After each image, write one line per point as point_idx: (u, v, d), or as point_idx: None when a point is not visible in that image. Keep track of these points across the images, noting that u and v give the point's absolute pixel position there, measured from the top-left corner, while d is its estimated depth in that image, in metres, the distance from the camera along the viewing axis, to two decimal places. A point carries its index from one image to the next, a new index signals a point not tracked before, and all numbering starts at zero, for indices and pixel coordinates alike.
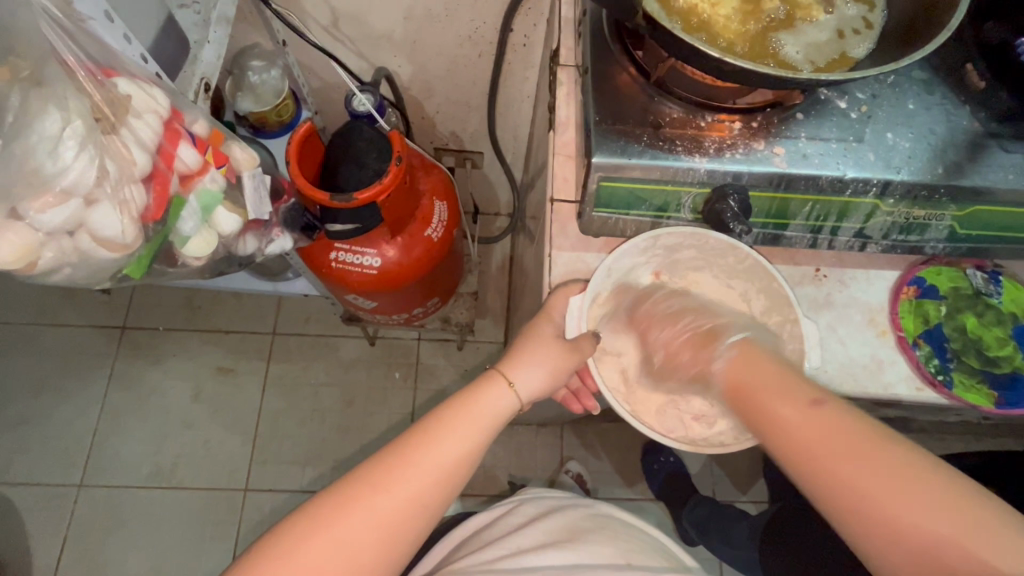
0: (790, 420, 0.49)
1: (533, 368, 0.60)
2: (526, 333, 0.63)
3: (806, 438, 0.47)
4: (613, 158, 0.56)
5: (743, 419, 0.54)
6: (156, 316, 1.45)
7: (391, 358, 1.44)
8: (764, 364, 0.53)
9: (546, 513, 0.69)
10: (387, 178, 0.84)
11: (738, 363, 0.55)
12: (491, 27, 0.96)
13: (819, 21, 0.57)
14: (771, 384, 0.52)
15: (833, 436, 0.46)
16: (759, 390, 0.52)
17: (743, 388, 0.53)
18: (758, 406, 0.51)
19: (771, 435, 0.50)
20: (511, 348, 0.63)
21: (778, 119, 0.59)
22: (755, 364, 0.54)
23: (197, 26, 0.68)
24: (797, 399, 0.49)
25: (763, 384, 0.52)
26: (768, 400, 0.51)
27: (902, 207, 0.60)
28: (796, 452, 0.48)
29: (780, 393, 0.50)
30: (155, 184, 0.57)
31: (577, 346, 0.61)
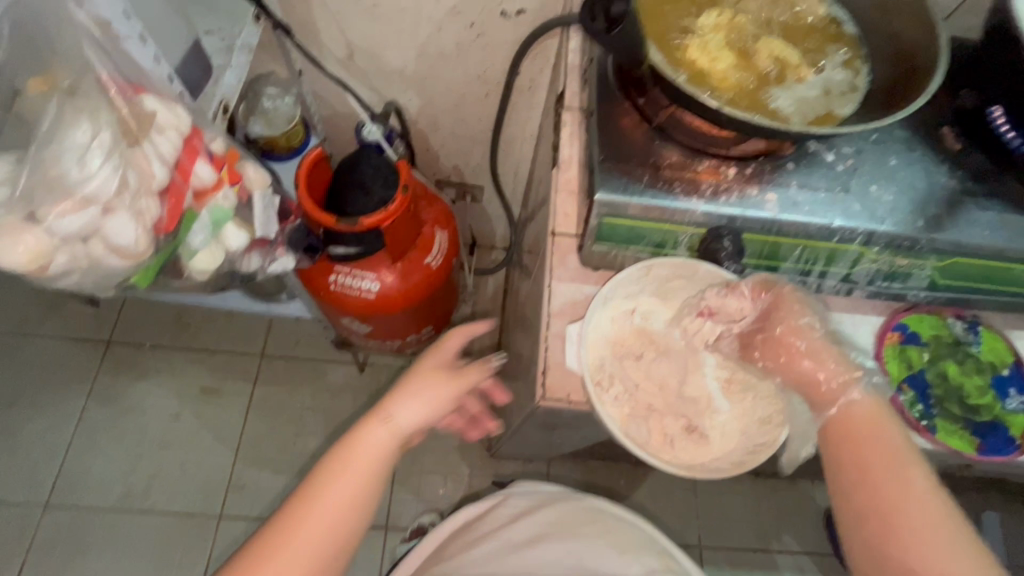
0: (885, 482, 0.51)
1: (411, 403, 0.65)
2: (417, 370, 0.69)
3: (899, 503, 0.50)
4: (614, 196, 0.59)
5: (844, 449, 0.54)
6: (141, 331, 1.44)
7: (379, 385, 1.43)
8: (886, 432, 0.53)
9: (535, 507, 0.75)
10: (392, 207, 0.87)
11: (862, 420, 0.54)
12: (499, 70, 1.02)
13: (808, 80, 0.62)
14: (883, 440, 0.53)
15: (925, 509, 0.50)
16: (873, 442, 0.53)
17: (854, 437, 0.54)
18: (849, 451, 0.54)
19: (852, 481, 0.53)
20: (400, 381, 0.69)
21: (770, 167, 0.62)
22: (878, 421, 0.54)
23: (221, 53, 0.74)
24: (899, 460, 0.52)
25: (871, 438, 0.53)
26: (864, 444, 0.53)
27: (886, 255, 0.63)
28: (870, 504, 0.51)
29: (884, 450, 0.52)
30: (170, 197, 0.58)
31: (463, 373, 0.69)
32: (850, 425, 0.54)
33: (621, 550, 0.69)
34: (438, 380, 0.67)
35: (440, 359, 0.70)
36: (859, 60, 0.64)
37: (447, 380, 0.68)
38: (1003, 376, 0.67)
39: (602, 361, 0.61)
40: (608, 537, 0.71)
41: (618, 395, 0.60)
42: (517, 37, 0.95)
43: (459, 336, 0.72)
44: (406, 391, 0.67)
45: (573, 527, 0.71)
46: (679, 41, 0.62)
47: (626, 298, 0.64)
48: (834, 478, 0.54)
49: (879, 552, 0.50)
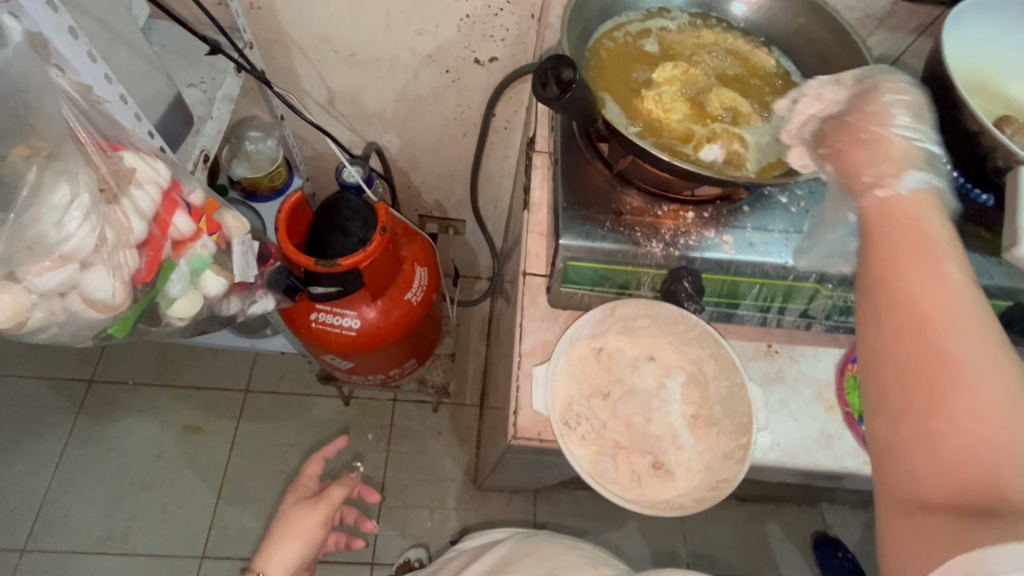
0: (914, 286, 0.43)
1: (276, 551, 0.73)
2: (286, 513, 0.78)
3: (924, 313, 0.42)
4: (578, 240, 0.62)
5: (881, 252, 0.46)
6: (125, 368, 1.43)
7: (364, 419, 1.44)
8: (935, 227, 0.45)
9: (477, 555, 0.82)
10: (371, 247, 0.89)
11: (911, 208, 0.47)
12: (475, 112, 1.06)
13: (759, 128, 0.65)
14: (929, 247, 0.44)
15: (974, 345, 0.40)
16: (907, 235, 0.45)
17: (887, 223, 0.47)
18: (886, 258, 0.45)
19: (880, 297, 0.44)
20: (275, 526, 0.77)
21: (727, 211, 0.66)
22: (921, 211, 0.47)
23: (201, 104, 0.78)
24: (948, 275, 0.42)
25: (914, 245, 0.44)
26: (907, 262, 0.44)
27: (840, 292, 0.66)
28: (898, 335, 0.42)
29: (923, 272, 0.43)
30: (149, 250, 0.60)
31: (325, 496, 0.79)
32: (898, 210, 0.47)
33: (554, 574, 0.74)
34: (304, 508, 0.77)
35: (303, 491, 0.82)
36: None
37: (307, 506, 0.78)
38: None
39: (569, 400, 0.63)
40: (544, 562, 0.76)
41: (586, 434, 0.61)
42: (491, 82, 0.99)
43: (319, 462, 0.85)
44: (279, 535, 0.75)
45: (509, 563, 0.77)
46: (636, 94, 0.66)
47: (593, 337, 0.66)
48: (864, 288, 0.46)
49: (899, 374, 0.42)
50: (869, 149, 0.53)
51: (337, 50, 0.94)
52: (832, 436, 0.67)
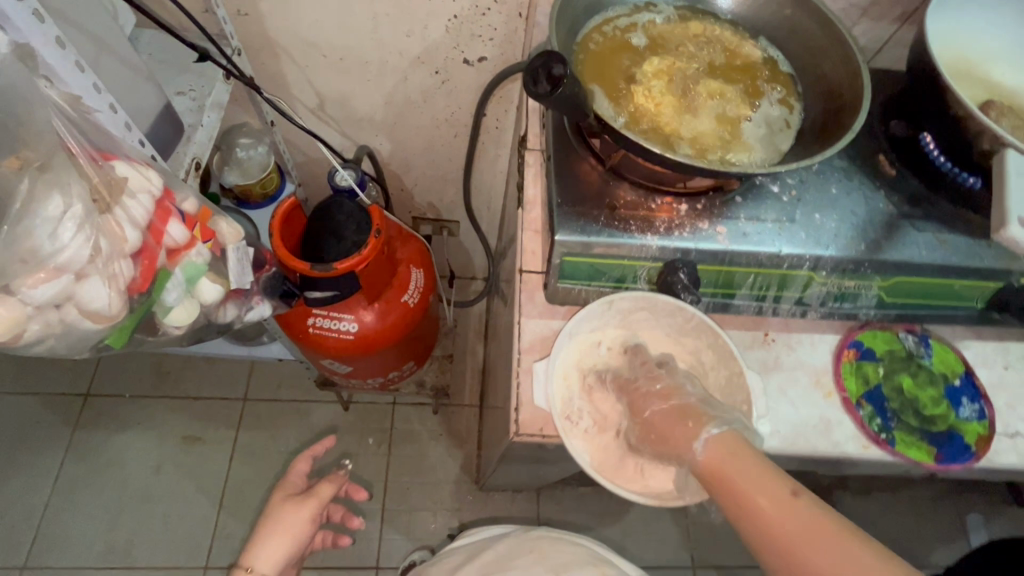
0: (761, 504, 0.47)
1: (262, 548, 0.72)
2: (274, 511, 0.76)
3: (786, 531, 0.46)
4: (573, 236, 0.62)
5: (721, 494, 0.51)
6: (121, 382, 1.42)
7: (364, 423, 1.44)
8: (748, 456, 0.51)
9: (479, 550, 0.82)
10: (366, 250, 0.89)
11: (717, 450, 0.52)
12: (466, 112, 1.06)
13: (749, 117, 0.66)
14: (747, 470, 0.50)
15: (833, 548, 0.44)
16: (738, 484, 0.50)
17: (720, 474, 0.51)
18: (726, 493, 0.50)
19: (748, 532, 0.48)
20: (261, 524, 0.76)
21: (720, 202, 0.66)
22: (733, 451, 0.52)
23: (191, 112, 0.77)
24: (775, 490, 0.48)
25: (741, 471, 0.50)
26: (739, 486, 0.49)
27: (834, 278, 0.67)
28: (781, 563, 0.46)
29: (764, 490, 0.48)
30: (143, 258, 0.59)
31: (314, 493, 0.78)
32: (712, 463, 0.52)
33: (558, 572, 0.75)
34: (291, 505, 0.76)
35: (290, 489, 0.81)
36: (795, 97, 0.68)
37: (295, 504, 0.77)
38: (956, 385, 0.71)
39: (569, 395, 0.63)
40: (545, 562, 0.77)
41: (589, 427, 0.62)
42: (480, 83, 0.99)
43: (308, 460, 0.85)
44: (265, 534, 0.74)
45: (508, 561, 0.77)
46: (625, 88, 0.66)
47: (592, 331, 0.66)
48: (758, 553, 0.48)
49: None
50: (663, 403, 0.59)
51: (325, 54, 0.94)
52: (830, 422, 0.68)
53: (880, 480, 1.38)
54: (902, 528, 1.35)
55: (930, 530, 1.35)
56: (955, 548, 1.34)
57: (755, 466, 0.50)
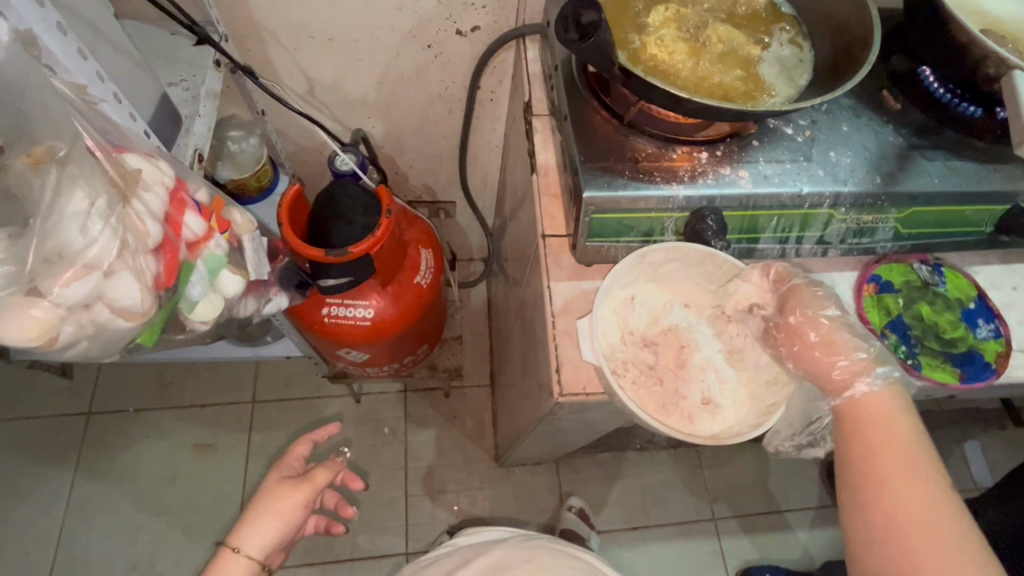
0: (896, 471, 0.51)
1: (255, 528, 0.70)
2: (268, 489, 0.74)
3: (909, 504, 0.49)
4: (601, 192, 0.62)
5: (851, 440, 0.54)
6: (123, 396, 1.39)
7: (378, 413, 1.44)
8: (898, 423, 0.53)
9: (476, 553, 0.84)
10: (379, 231, 0.87)
11: (876, 407, 0.55)
12: (459, 87, 1.05)
13: (760, 58, 0.66)
14: (893, 433, 0.53)
15: (935, 517, 0.49)
16: (880, 439, 0.53)
17: (865, 429, 0.54)
18: (860, 441, 0.54)
19: (861, 477, 0.52)
20: (253, 502, 0.73)
21: (737, 147, 0.67)
22: (887, 413, 0.54)
23: (186, 102, 0.75)
24: (909, 457, 0.51)
25: (886, 431, 0.53)
26: (876, 442, 0.53)
27: (853, 214, 0.68)
28: (880, 510, 0.50)
29: (907, 464, 0.51)
30: (165, 252, 0.57)
31: (309, 477, 0.75)
32: (863, 412, 0.55)
33: None
34: (284, 487, 0.73)
35: (287, 470, 0.77)
36: (801, 37, 0.69)
37: (289, 486, 0.74)
38: (971, 308, 0.73)
39: (613, 350, 0.63)
40: None
41: (635, 379, 0.62)
42: (474, 54, 0.98)
43: (307, 443, 0.82)
44: (257, 513, 0.71)
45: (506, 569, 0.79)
46: (637, 39, 0.66)
47: (624, 286, 0.66)
48: (852, 491, 0.53)
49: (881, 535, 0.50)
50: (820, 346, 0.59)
51: (313, 35, 0.91)
52: None
53: None
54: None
55: (935, 460, 1.41)
56: (961, 474, 1.40)
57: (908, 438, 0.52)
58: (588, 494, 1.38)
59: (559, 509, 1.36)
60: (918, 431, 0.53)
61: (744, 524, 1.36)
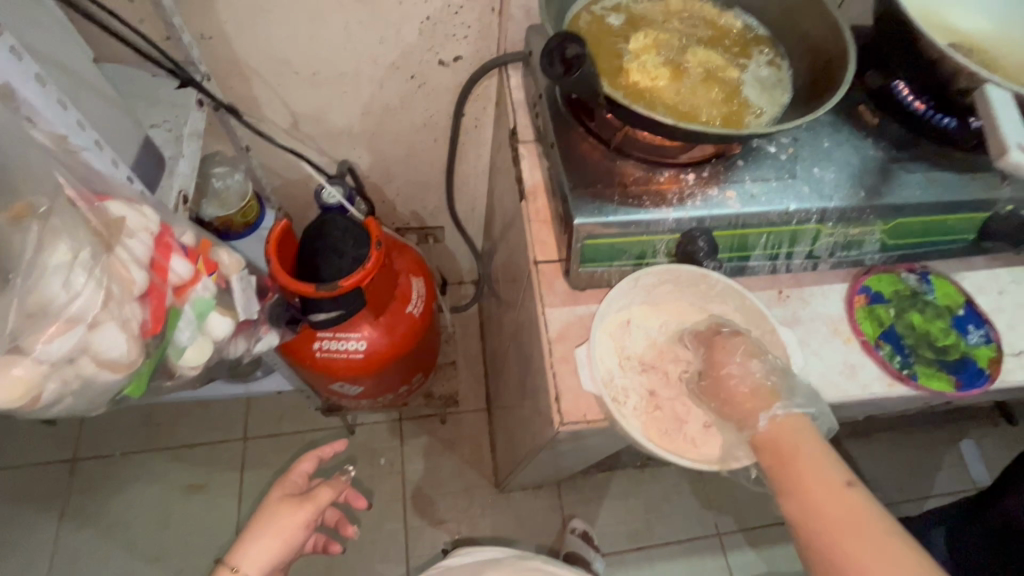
0: (819, 490, 0.49)
1: (253, 548, 0.67)
2: (269, 507, 0.71)
3: (840, 524, 0.47)
4: (592, 218, 0.62)
5: (773, 468, 0.53)
6: (110, 440, 1.35)
7: (374, 443, 1.41)
8: (808, 441, 0.53)
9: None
10: (369, 264, 0.87)
11: (785, 430, 0.54)
12: (444, 115, 1.05)
13: (740, 78, 0.68)
14: (805, 453, 0.52)
15: (866, 529, 0.47)
16: (796, 459, 0.52)
17: (780, 455, 0.53)
18: (782, 467, 0.52)
19: (794, 508, 0.50)
20: (253, 520, 0.70)
21: (723, 168, 0.68)
22: (798, 435, 0.54)
23: (170, 143, 0.74)
24: (826, 474, 0.50)
25: (800, 451, 0.52)
26: (797, 462, 0.52)
27: (841, 228, 0.69)
28: (821, 538, 0.48)
29: (825, 479, 0.50)
30: (152, 299, 0.56)
31: (313, 496, 0.73)
32: (770, 438, 0.54)
33: None
34: (286, 505, 0.70)
35: (291, 488, 0.75)
36: (778, 58, 0.71)
37: (291, 505, 0.71)
38: (960, 315, 0.74)
39: (612, 376, 0.62)
40: None
41: (636, 406, 0.62)
42: (457, 83, 0.99)
43: (312, 459, 0.79)
44: (256, 531, 0.68)
45: None
46: (619, 65, 0.66)
47: (619, 310, 0.66)
48: (794, 525, 0.50)
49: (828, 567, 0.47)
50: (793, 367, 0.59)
51: (297, 70, 0.91)
52: (854, 365, 0.70)
53: (882, 422, 1.43)
54: (907, 465, 1.41)
55: (934, 461, 1.41)
56: (960, 474, 1.40)
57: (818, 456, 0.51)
58: (592, 515, 1.36)
59: (563, 532, 1.34)
60: (826, 446, 0.53)
61: (750, 537, 1.35)
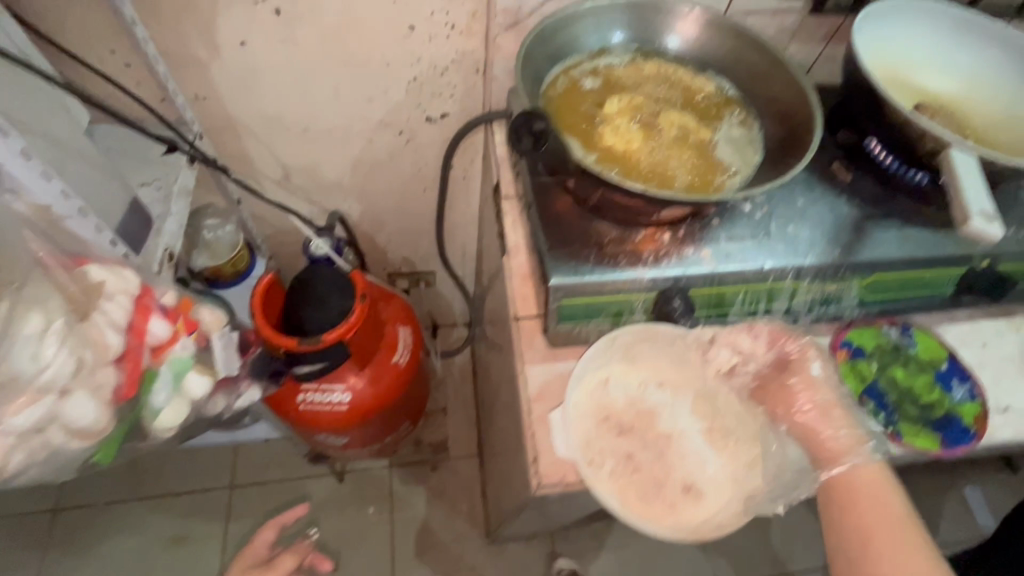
0: (887, 544, 0.51)
1: None
2: None
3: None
4: (568, 278, 0.62)
5: (840, 517, 0.55)
6: (94, 489, 1.32)
7: (363, 492, 1.38)
8: (885, 493, 0.55)
9: None
10: (352, 317, 0.87)
11: (865, 480, 0.56)
12: (433, 167, 1.08)
13: (712, 139, 0.69)
14: (879, 502, 0.54)
15: None
16: (870, 508, 0.54)
17: (853, 503, 0.55)
18: (848, 515, 0.55)
19: (854, 555, 0.53)
20: None
21: (698, 227, 0.69)
22: (873, 485, 0.56)
23: (158, 202, 0.76)
24: (895, 524, 0.52)
25: (873, 501, 0.54)
26: (864, 514, 0.54)
27: (817, 285, 0.69)
28: None
29: (899, 540, 0.51)
30: (127, 362, 0.57)
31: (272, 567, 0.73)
32: (846, 484, 0.56)
33: None
34: None
35: (253, 560, 0.76)
36: (749, 119, 0.72)
37: None
38: (944, 369, 0.74)
39: (588, 438, 0.62)
40: None
41: (614, 469, 0.60)
42: (445, 137, 1.01)
43: (274, 527, 0.79)
44: None
45: None
46: (594, 129, 0.69)
47: (597, 369, 0.66)
48: (847, 566, 0.53)
49: None
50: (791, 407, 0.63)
51: (288, 127, 0.94)
52: None
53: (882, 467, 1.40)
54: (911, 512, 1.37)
55: (938, 508, 1.38)
56: (965, 522, 1.37)
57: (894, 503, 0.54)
58: (586, 567, 1.32)
59: None
60: (904, 502, 0.54)
61: None
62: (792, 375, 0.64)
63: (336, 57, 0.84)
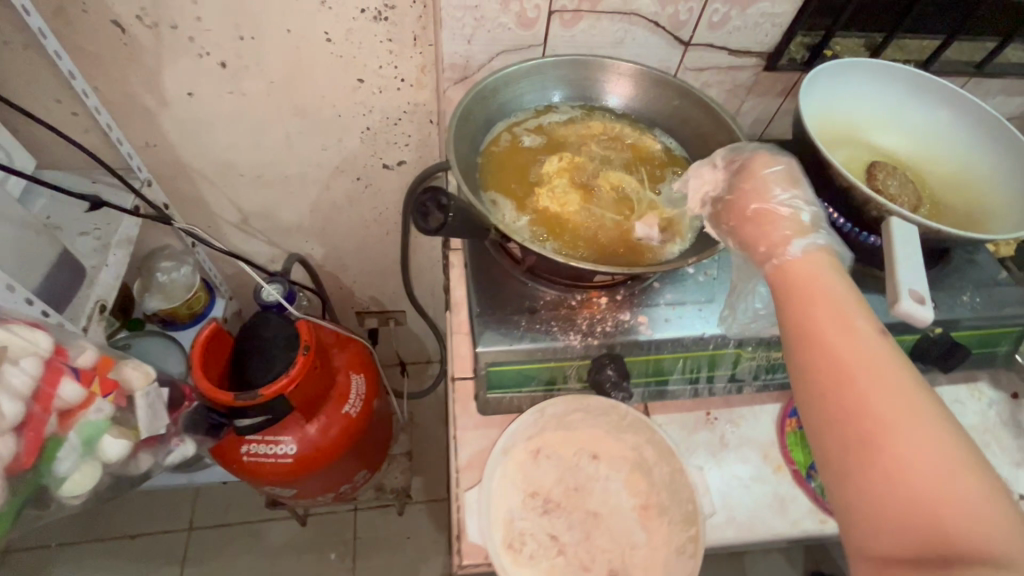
0: (857, 367, 0.43)
1: None
2: None
3: (882, 409, 0.41)
4: (494, 346, 0.60)
5: (787, 308, 0.49)
6: (46, 530, 1.28)
7: (324, 538, 1.33)
8: (830, 276, 0.48)
9: None
10: (294, 369, 0.85)
11: (805, 265, 0.50)
12: (395, 211, 1.06)
13: (652, 201, 0.68)
14: (842, 314, 0.46)
15: (913, 414, 0.40)
16: (826, 319, 0.46)
17: (797, 293, 0.48)
18: (806, 323, 0.46)
19: (822, 389, 0.44)
20: None
21: (638, 291, 0.67)
22: (813, 270, 0.49)
23: (94, 253, 0.76)
24: (869, 354, 0.43)
25: (836, 319, 0.45)
26: (822, 324, 0.46)
27: (761, 352, 0.67)
28: (850, 420, 0.41)
29: (856, 342, 0.44)
30: (28, 430, 0.55)
31: None
32: (794, 273, 0.50)
33: None
34: None
35: None
36: None
37: None
38: None
39: (510, 515, 0.60)
40: None
41: (535, 552, 0.58)
42: (404, 184, 1.00)
43: None
44: None
45: None
46: (531, 191, 0.68)
47: (528, 439, 0.64)
48: (811, 393, 0.44)
49: (858, 457, 0.41)
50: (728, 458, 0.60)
51: (243, 172, 0.93)
52: (784, 500, 0.65)
53: None
54: None
55: None
56: None
57: (855, 318, 0.45)
58: None
59: None
60: (847, 285, 0.48)
61: None
62: (740, 185, 0.58)
63: (286, 107, 0.83)
